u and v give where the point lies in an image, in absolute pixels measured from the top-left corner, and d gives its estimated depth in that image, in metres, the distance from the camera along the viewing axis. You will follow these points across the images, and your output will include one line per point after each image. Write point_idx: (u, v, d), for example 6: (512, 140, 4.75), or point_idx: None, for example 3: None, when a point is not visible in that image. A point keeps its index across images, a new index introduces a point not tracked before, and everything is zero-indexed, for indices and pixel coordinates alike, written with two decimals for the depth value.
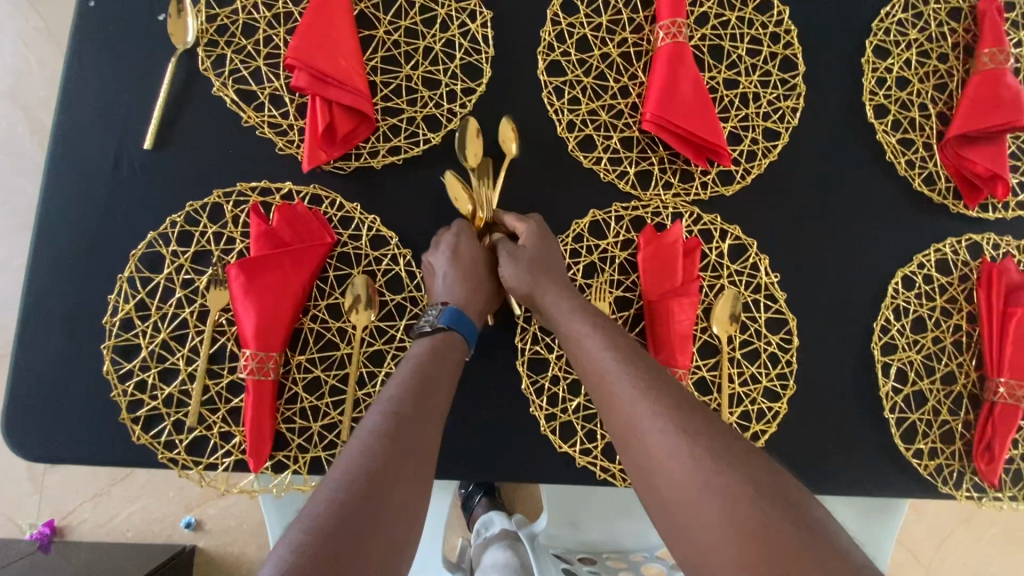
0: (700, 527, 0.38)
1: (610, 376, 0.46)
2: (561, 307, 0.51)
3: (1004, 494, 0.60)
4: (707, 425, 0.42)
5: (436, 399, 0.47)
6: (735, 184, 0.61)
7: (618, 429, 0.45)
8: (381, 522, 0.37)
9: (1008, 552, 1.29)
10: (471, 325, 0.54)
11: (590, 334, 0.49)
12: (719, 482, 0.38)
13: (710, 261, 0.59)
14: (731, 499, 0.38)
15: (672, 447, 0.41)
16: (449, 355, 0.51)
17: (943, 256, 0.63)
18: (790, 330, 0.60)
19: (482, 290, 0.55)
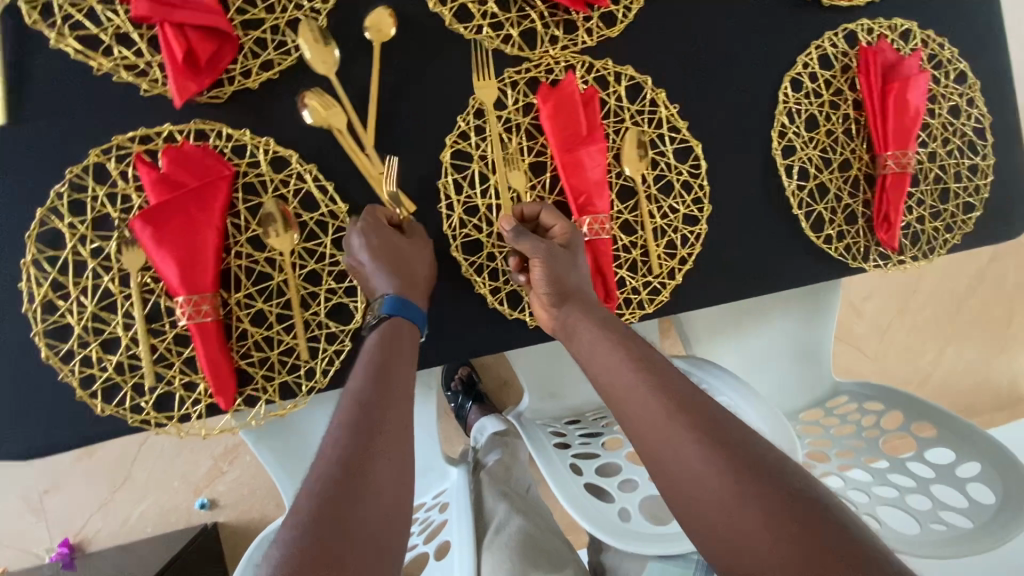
0: (731, 534, 0.42)
1: (640, 388, 0.50)
2: (591, 329, 0.54)
3: (905, 257, 0.68)
4: (734, 436, 0.45)
5: (399, 384, 0.49)
6: (618, 25, 0.61)
7: (647, 439, 0.48)
8: (371, 483, 0.41)
9: (936, 326, 1.46)
10: (416, 310, 0.54)
11: (616, 352, 0.52)
12: (748, 486, 0.42)
13: (611, 107, 0.61)
14: (755, 496, 0.41)
15: (701, 463, 0.44)
16: (402, 340, 0.53)
17: (824, 51, 0.65)
18: (697, 156, 0.63)
19: (415, 274, 0.55)
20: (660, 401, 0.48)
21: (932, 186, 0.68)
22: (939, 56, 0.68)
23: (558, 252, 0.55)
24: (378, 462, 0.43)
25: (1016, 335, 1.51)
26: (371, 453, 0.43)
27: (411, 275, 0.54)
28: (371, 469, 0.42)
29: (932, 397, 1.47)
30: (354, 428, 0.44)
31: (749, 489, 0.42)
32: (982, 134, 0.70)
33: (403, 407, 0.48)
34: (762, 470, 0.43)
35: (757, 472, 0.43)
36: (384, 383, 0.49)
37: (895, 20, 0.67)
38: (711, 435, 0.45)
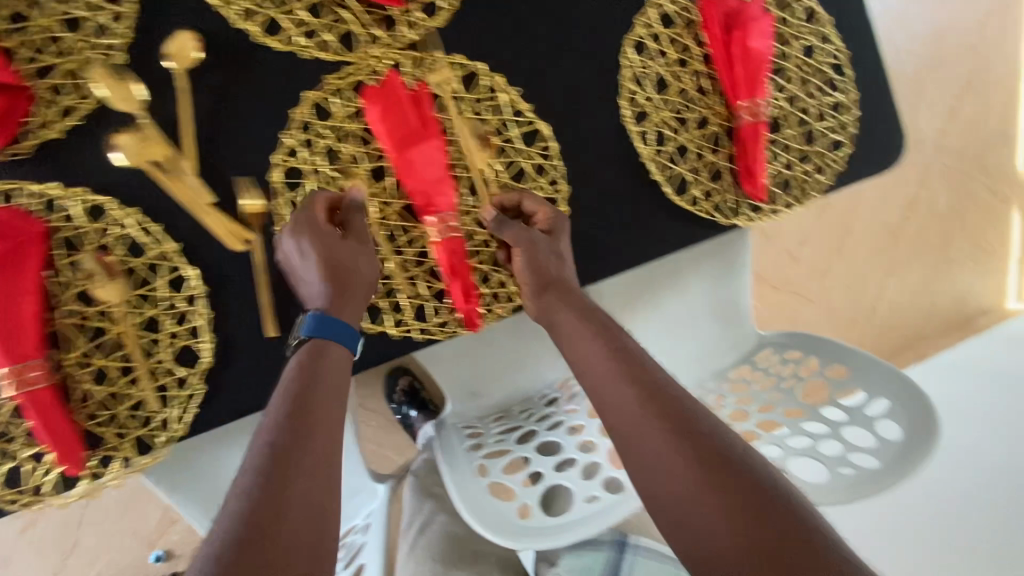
0: (693, 519, 0.44)
1: (616, 378, 0.53)
2: (574, 323, 0.58)
3: (779, 206, 0.66)
4: (701, 428, 0.48)
5: (320, 410, 0.47)
6: (440, 12, 0.58)
7: (619, 425, 0.51)
8: (293, 502, 0.41)
9: (875, 262, 1.46)
10: (343, 326, 0.52)
11: (596, 346, 0.56)
12: (715, 475, 0.45)
13: (446, 99, 0.58)
14: (720, 484, 0.44)
15: (670, 450, 0.47)
16: (330, 353, 0.52)
17: (663, 10, 0.63)
18: (545, 138, 0.61)
19: (348, 282, 0.53)
20: (635, 394, 0.51)
21: (796, 131, 0.66)
22: None
23: (539, 242, 0.58)
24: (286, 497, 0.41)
25: (956, 258, 1.51)
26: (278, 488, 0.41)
27: (353, 285, 0.53)
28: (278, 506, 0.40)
29: (882, 333, 1.48)
30: (276, 444, 0.44)
31: (712, 476, 0.45)
32: (842, 70, 0.68)
33: (321, 432, 0.46)
34: (728, 461, 0.46)
35: (722, 463, 0.46)
36: (302, 409, 0.46)
37: None
38: (679, 426, 0.48)
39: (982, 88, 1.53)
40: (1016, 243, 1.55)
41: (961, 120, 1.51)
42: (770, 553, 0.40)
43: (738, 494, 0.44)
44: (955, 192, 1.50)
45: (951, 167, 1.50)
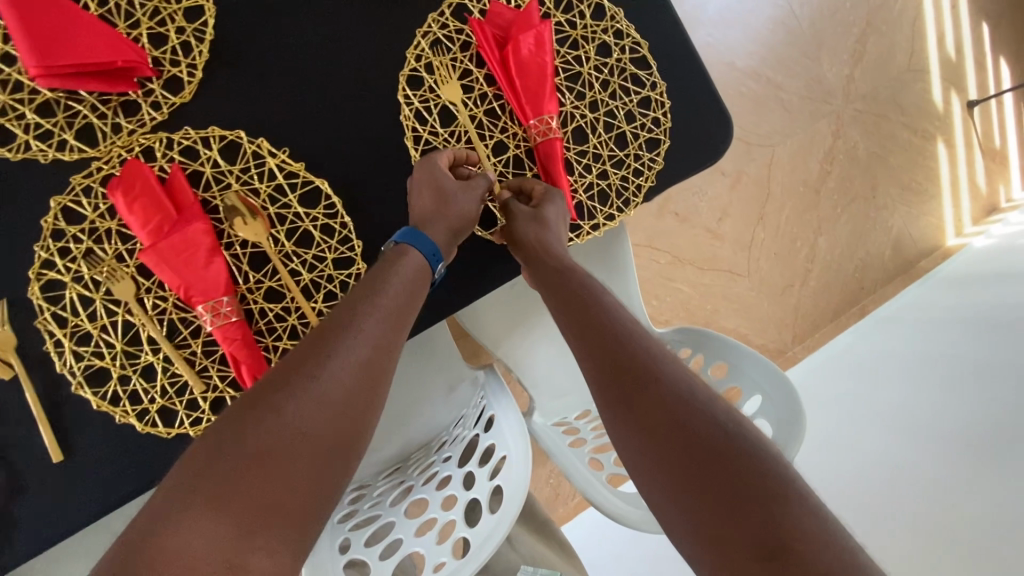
0: (656, 456, 0.41)
1: (603, 314, 0.51)
2: (569, 272, 0.56)
3: (600, 221, 0.63)
4: (681, 370, 0.45)
5: (361, 336, 0.46)
6: (187, 88, 0.55)
7: (597, 354, 0.49)
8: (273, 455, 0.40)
9: (800, 224, 1.41)
10: (433, 249, 0.55)
11: (589, 287, 0.54)
12: (685, 415, 0.41)
13: (208, 176, 0.55)
14: (687, 425, 0.41)
15: (646, 383, 0.45)
16: (404, 278, 0.52)
17: (433, 35, 0.59)
18: (328, 195, 0.57)
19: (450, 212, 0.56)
20: (616, 328, 0.49)
21: (604, 137, 0.62)
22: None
23: (534, 214, 0.57)
24: (268, 430, 0.40)
25: (885, 204, 1.47)
26: (261, 421, 0.40)
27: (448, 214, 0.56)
28: (261, 435, 0.40)
29: (820, 295, 1.43)
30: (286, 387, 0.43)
31: (680, 412, 0.42)
32: (645, 63, 0.64)
33: (353, 361, 0.45)
34: (699, 404, 0.42)
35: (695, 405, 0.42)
36: (343, 333, 0.46)
37: None
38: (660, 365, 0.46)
39: (884, 24, 1.47)
40: (945, 177, 1.51)
41: (867, 62, 1.46)
42: (732, 500, 0.37)
43: (704, 436, 0.40)
44: (872, 137, 1.46)
45: (864, 111, 1.45)
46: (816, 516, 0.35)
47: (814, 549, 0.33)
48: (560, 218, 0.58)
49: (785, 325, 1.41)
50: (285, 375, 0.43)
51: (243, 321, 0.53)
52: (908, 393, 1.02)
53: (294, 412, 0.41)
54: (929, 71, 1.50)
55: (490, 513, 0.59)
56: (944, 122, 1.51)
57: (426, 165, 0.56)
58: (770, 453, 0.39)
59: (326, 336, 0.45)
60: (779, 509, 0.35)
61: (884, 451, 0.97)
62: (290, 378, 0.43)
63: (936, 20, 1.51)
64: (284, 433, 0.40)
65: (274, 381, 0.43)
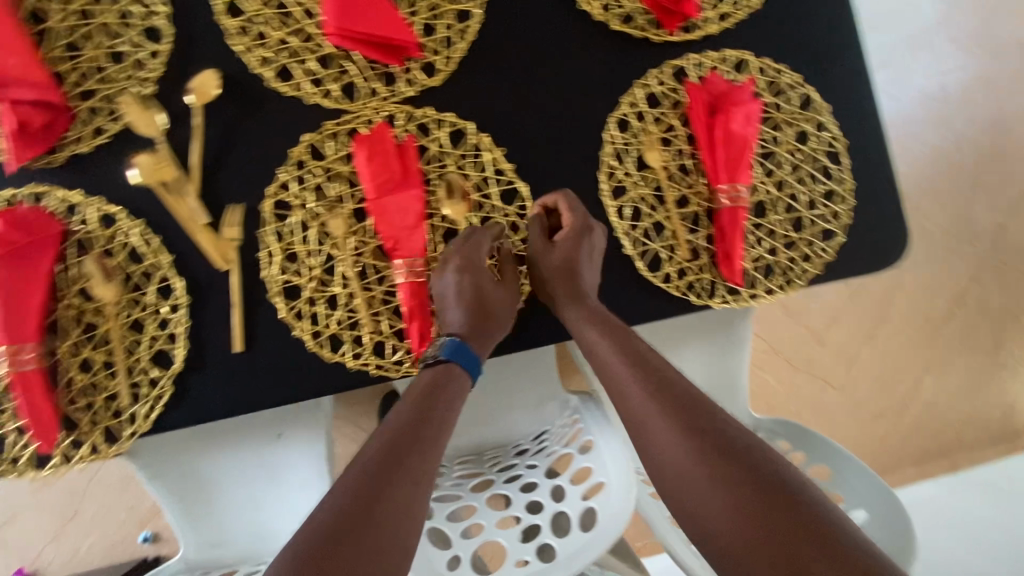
0: (703, 512, 0.45)
1: (621, 374, 0.56)
2: (597, 329, 0.59)
3: (758, 291, 0.65)
4: (743, 447, 0.46)
5: (438, 426, 0.53)
6: (438, 74, 0.63)
7: (629, 420, 0.54)
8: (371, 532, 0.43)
9: (910, 355, 1.36)
10: (476, 359, 0.60)
11: (599, 341, 0.58)
12: (717, 469, 0.45)
13: (432, 152, 0.62)
14: (723, 478, 0.45)
15: (710, 482, 0.45)
16: (452, 384, 0.57)
17: (650, 90, 0.65)
18: (523, 197, 0.63)
19: (483, 314, 0.61)
20: (642, 387, 0.54)
21: (782, 217, 0.65)
22: (779, 83, 0.66)
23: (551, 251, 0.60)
24: (384, 511, 0.45)
25: (1006, 363, 1.39)
26: (372, 503, 0.45)
27: (489, 317, 0.61)
28: (378, 516, 0.44)
29: (912, 433, 1.36)
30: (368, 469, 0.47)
31: (725, 471, 0.45)
32: (837, 158, 0.67)
33: (434, 451, 0.51)
34: (731, 454, 0.46)
35: (723, 456, 0.46)
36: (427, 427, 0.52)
37: (726, 53, 0.66)
38: (717, 446, 0.47)
39: None
40: None
41: None
42: (782, 547, 0.40)
43: (746, 487, 0.44)
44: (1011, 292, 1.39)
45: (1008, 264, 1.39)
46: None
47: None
48: (581, 286, 0.61)
49: (867, 452, 1.34)
50: (385, 459, 0.48)
51: (428, 284, 0.61)
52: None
53: (395, 496, 0.46)
54: None
55: (582, 530, 0.61)
56: None
57: (461, 264, 0.59)
58: (811, 503, 0.42)
59: (410, 432, 0.51)
60: (825, 550, 0.39)
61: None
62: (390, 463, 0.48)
63: None
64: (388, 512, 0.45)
65: (375, 465, 0.47)
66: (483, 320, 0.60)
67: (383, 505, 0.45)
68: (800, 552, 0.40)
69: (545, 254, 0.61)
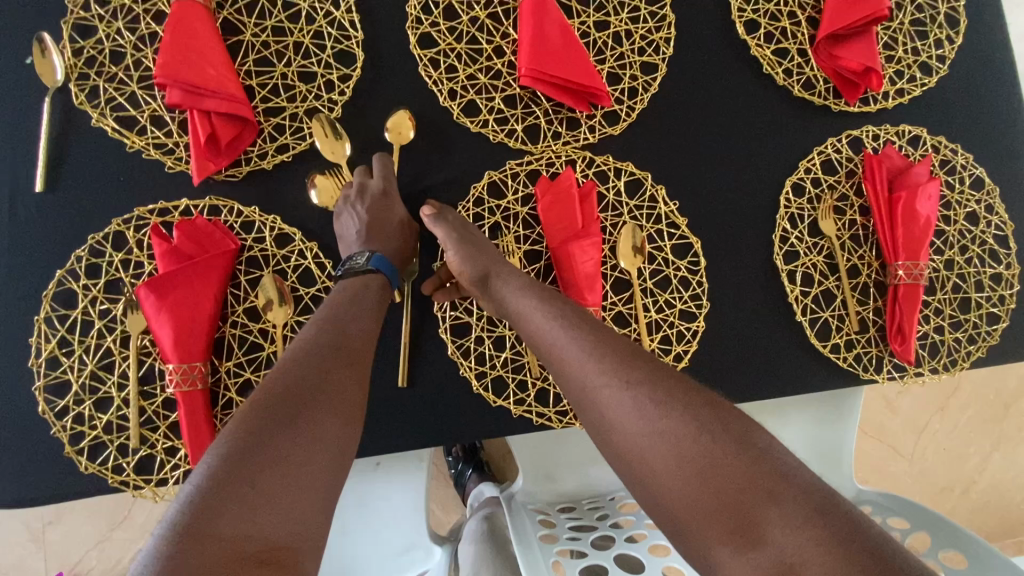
0: (654, 472, 0.43)
1: (559, 341, 0.50)
2: (524, 292, 0.53)
3: (924, 369, 0.63)
4: (681, 397, 0.44)
5: (352, 345, 0.48)
6: (621, 123, 0.63)
7: (570, 388, 0.49)
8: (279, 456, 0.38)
9: (981, 429, 1.34)
10: (392, 267, 0.56)
11: (535, 307, 0.52)
12: (669, 427, 0.43)
13: (610, 200, 0.62)
14: (677, 439, 0.42)
15: (663, 445, 0.43)
16: (370, 292, 0.53)
17: (827, 156, 0.65)
18: (696, 253, 0.62)
19: (393, 230, 0.57)
20: (583, 347, 0.49)
21: (950, 296, 0.64)
22: (952, 161, 0.66)
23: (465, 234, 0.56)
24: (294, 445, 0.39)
25: None
26: (282, 439, 0.39)
27: (387, 229, 0.56)
28: (265, 456, 0.38)
29: (978, 509, 1.33)
30: (268, 394, 0.42)
31: (678, 434, 0.42)
32: (1005, 242, 0.66)
33: (349, 370, 0.46)
34: (681, 408, 0.44)
35: (681, 412, 0.44)
36: (330, 350, 0.47)
37: (903, 127, 0.66)
38: (659, 396, 0.45)
39: None
40: None
41: None
42: (737, 503, 0.39)
43: (700, 446, 0.42)
44: None
45: None
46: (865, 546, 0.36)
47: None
48: (501, 255, 0.57)
49: None
50: (270, 401, 0.41)
51: None
52: None
53: (306, 420, 0.41)
54: None
55: None
56: None
57: (365, 193, 0.57)
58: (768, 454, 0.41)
59: (319, 354, 0.46)
60: (775, 505, 0.38)
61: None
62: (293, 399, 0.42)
63: None
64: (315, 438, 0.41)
65: (270, 397, 0.41)
66: (382, 239, 0.56)
67: (277, 439, 0.39)
68: (758, 511, 0.38)
69: (458, 246, 0.55)
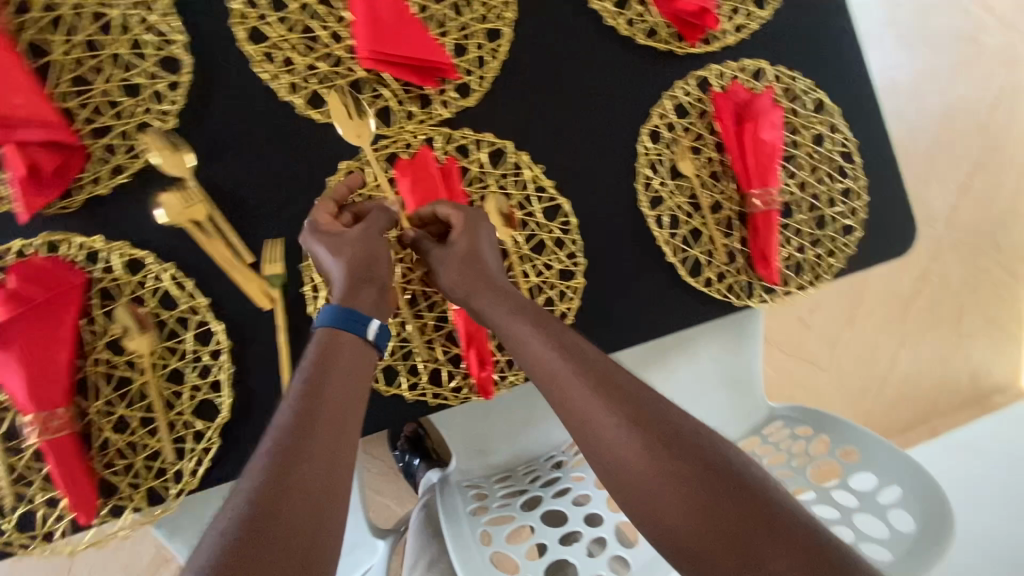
0: (659, 508, 0.47)
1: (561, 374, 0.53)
2: (516, 323, 0.55)
3: (793, 287, 0.68)
4: (682, 434, 0.49)
5: (338, 393, 0.48)
6: (473, 93, 0.63)
7: (572, 426, 0.52)
8: (284, 524, 0.40)
9: (887, 330, 1.46)
10: (360, 322, 0.52)
11: (531, 335, 0.54)
12: (670, 464, 0.47)
13: (474, 173, 0.62)
14: (680, 477, 0.47)
15: (638, 450, 0.49)
16: (343, 343, 0.51)
17: (678, 100, 0.67)
18: (566, 213, 0.63)
19: (374, 270, 0.55)
20: (586, 384, 0.52)
21: (807, 216, 0.68)
22: (794, 89, 0.70)
23: (450, 250, 0.57)
24: (298, 506, 0.41)
25: (969, 333, 1.50)
26: (288, 495, 0.41)
27: (373, 272, 0.55)
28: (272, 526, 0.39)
29: (894, 404, 1.45)
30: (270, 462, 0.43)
31: (682, 472, 0.47)
32: (851, 158, 0.71)
33: (339, 429, 0.47)
34: (679, 445, 0.48)
35: (677, 450, 0.48)
36: (321, 404, 0.47)
37: (745, 62, 0.69)
38: (661, 436, 0.49)
39: (994, 165, 1.56)
40: None
41: (972, 195, 1.53)
42: (732, 536, 0.44)
43: (701, 484, 0.46)
44: (968, 266, 1.51)
45: (963, 240, 1.51)
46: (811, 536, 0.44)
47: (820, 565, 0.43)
48: (487, 273, 0.57)
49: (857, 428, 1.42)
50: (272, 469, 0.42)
51: None
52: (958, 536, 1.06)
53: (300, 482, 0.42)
54: None
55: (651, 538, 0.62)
56: None
57: (345, 235, 0.55)
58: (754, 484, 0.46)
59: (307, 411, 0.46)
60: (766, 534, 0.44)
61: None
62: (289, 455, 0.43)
63: None
64: (317, 491, 0.42)
65: (269, 465, 0.43)
66: (365, 281, 0.54)
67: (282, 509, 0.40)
68: (755, 546, 0.44)
69: (442, 263, 0.57)
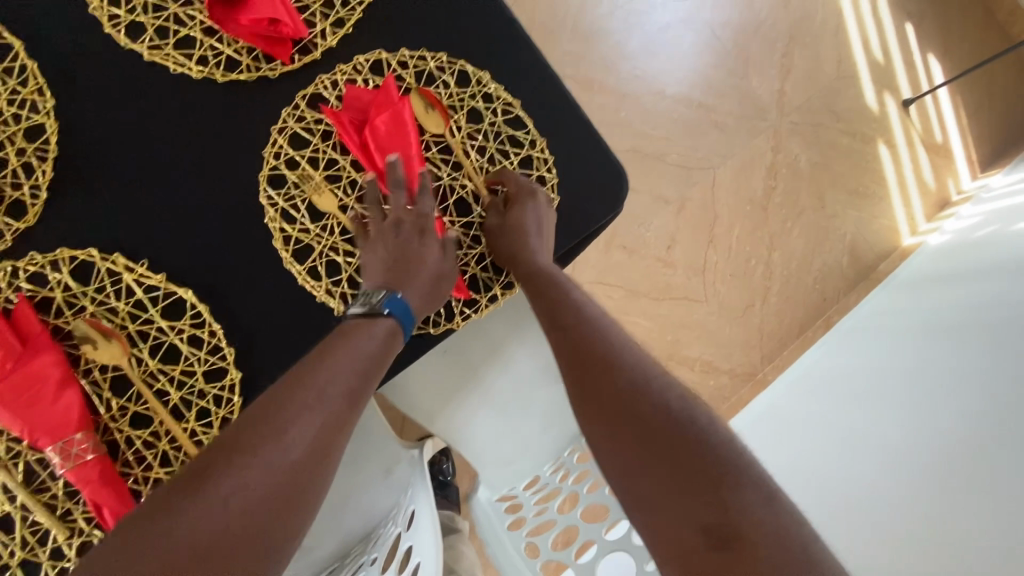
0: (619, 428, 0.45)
1: (554, 316, 0.55)
2: (530, 270, 0.57)
3: (497, 289, 0.61)
4: (663, 383, 0.47)
5: (348, 361, 0.48)
6: (30, 211, 0.51)
7: (561, 351, 0.53)
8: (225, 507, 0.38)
9: (752, 239, 1.39)
10: (413, 316, 0.54)
11: (540, 273, 0.57)
12: (645, 398, 0.46)
13: (59, 300, 0.51)
14: (645, 413, 0.45)
15: (613, 415, 0.46)
16: (371, 338, 0.50)
17: (290, 129, 0.56)
18: (194, 304, 0.53)
19: (431, 278, 0.55)
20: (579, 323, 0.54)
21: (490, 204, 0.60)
22: (427, 69, 0.59)
23: (504, 222, 0.57)
24: (247, 496, 0.39)
25: (836, 211, 1.44)
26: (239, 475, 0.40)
27: (430, 281, 0.55)
28: (217, 504, 0.38)
29: (783, 309, 1.40)
30: (245, 429, 0.43)
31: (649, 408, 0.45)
32: (520, 122, 0.61)
33: (321, 428, 0.44)
34: (656, 390, 0.46)
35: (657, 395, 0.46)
36: (327, 370, 0.47)
37: (357, 58, 0.58)
38: (639, 381, 0.47)
39: (808, 36, 1.49)
40: (892, 178, 1.48)
41: (795, 75, 1.46)
42: (692, 481, 0.40)
43: (670, 422, 0.44)
44: (813, 147, 1.45)
45: (801, 123, 1.45)
46: (786, 529, 0.38)
47: (768, 542, 0.37)
48: (536, 230, 0.57)
49: (751, 347, 1.38)
50: (241, 443, 0.42)
51: (103, 456, 0.49)
52: (879, 446, 0.95)
53: (253, 470, 0.40)
54: (859, 76, 1.50)
55: None
56: (882, 123, 1.49)
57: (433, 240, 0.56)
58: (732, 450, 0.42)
59: (290, 392, 0.45)
60: (725, 488, 0.40)
61: (876, 487, 0.91)
62: (260, 442, 0.42)
63: (859, 25, 1.52)
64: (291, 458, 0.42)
65: (243, 437, 0.42)
66: (421, 290, 0.54)
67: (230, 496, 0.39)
68: (711, 489, 0.40)
69: (500, 224, 0.57)
